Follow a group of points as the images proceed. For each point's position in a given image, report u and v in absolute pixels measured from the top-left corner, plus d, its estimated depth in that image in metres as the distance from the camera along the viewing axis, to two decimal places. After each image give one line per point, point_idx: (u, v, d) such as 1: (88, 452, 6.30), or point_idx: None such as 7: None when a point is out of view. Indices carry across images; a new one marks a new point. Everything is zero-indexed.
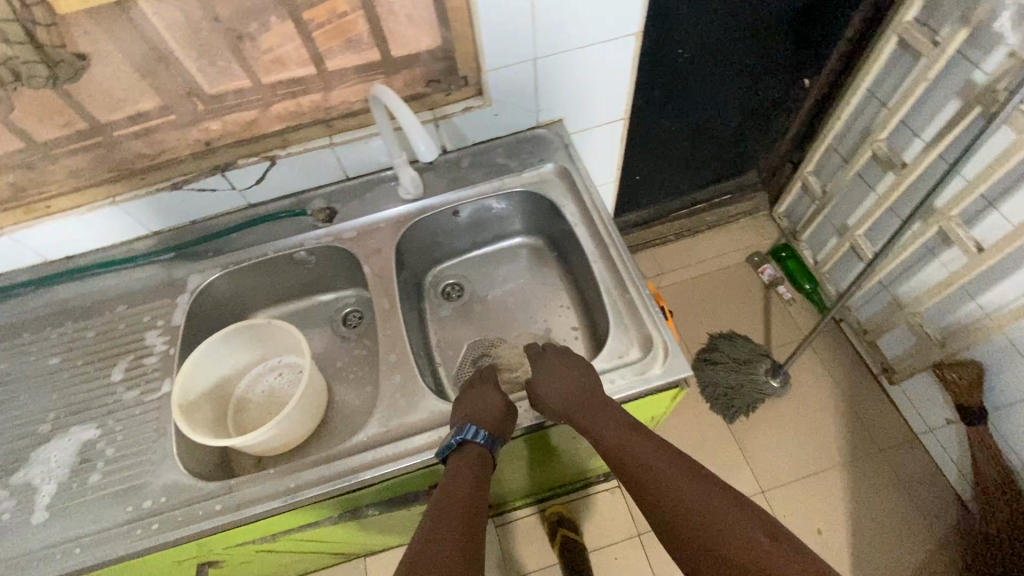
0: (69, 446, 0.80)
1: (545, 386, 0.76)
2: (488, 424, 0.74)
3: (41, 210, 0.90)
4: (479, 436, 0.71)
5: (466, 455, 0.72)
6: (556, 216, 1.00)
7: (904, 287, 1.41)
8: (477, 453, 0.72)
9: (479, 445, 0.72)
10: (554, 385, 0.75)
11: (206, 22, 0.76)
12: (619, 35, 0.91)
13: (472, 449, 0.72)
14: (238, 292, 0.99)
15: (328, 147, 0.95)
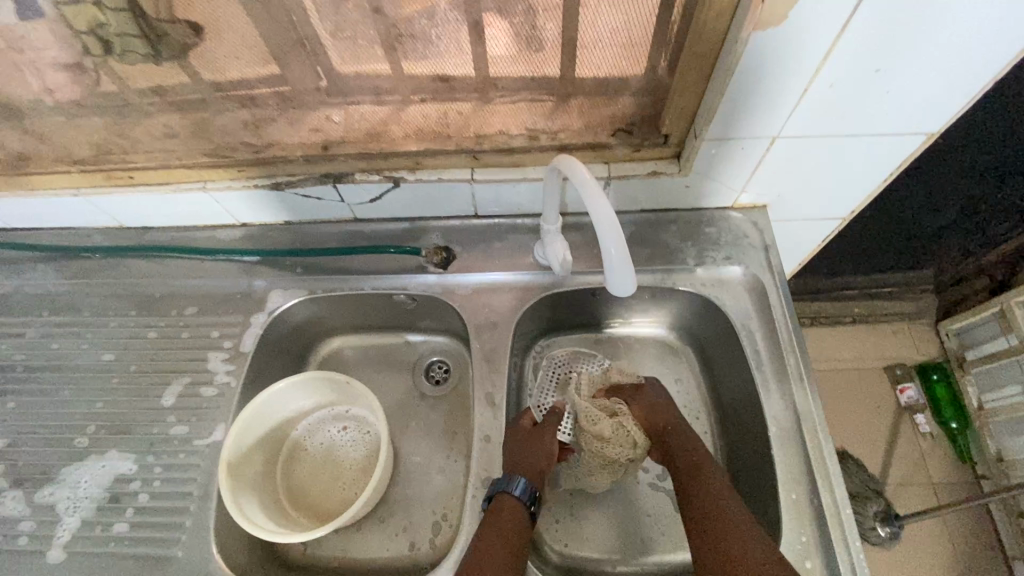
0: (103, 474, 0.69)
1: (658, 410, 0.75)
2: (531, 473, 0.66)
3: (124, 178, 0.75)
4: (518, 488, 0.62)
5: (505, 511, 0.61)
6: (727, 335, 0.75)
7: None
8: (518, 511, 0.62)
9: (517, 497, 0.62)
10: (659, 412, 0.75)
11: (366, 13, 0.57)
12: (941, 97, 0.60)
13: (511, 502, 0.62)
14: (321, 317, 0.84)
15: (466, 181, 0.74)
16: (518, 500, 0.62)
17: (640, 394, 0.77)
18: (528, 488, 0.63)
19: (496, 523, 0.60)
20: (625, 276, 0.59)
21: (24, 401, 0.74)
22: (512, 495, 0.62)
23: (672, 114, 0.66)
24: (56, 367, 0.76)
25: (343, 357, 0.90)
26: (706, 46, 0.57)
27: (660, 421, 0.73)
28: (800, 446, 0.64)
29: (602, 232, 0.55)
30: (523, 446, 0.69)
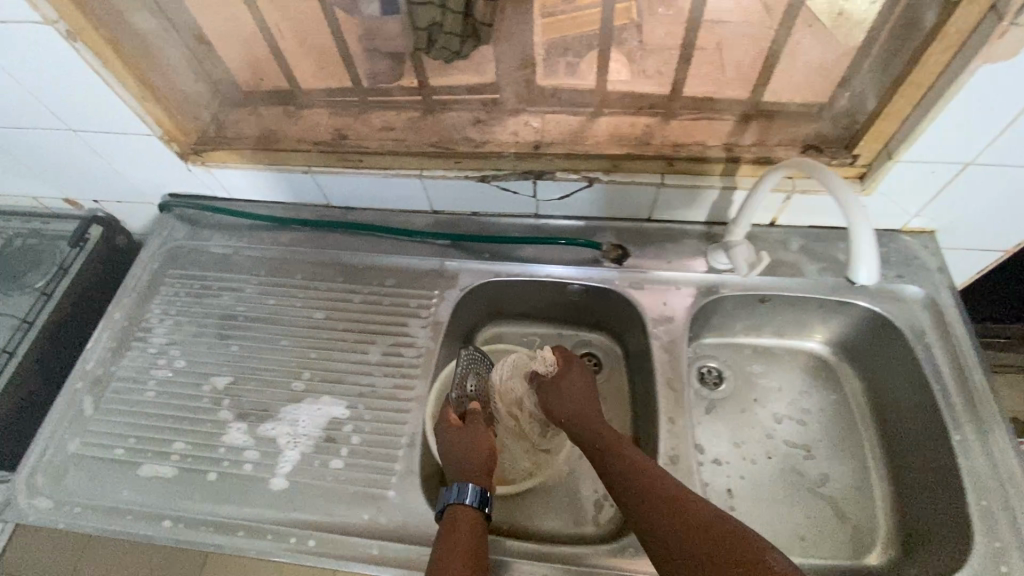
0: (318, 416, 0.78)
1: (562, 394, 0.76)
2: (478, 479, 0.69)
3: (353, 160, 0.85)
4: (463, 493, 0.66)
5: (462, 515, 0.64)
6: (900, 354, 0.79)
7: None
8: (472, 514, 0.64)
9: (471, 506, 0.65)
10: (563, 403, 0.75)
11: None
12: None
13: (463, 509, 0.64)
14: (495, 300, 0.92)
15: (655, 185, 0.81)
16: (472, 506, 0.65)
17: (572, 377, 0.78)
18: (479, 491, 0.66)
19: (454, 530, 0.62)
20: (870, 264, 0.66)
21: (245, 346, 0.84)
22: (466, 503, 0.65)
23: (867, 136, 0.72)
24: (272, 319, 0.86)
25: (501, 341, 0.97)
26: (923, 76, 0.64)
27: (565, 410, 0.74)
28: (991, 473, 0.67)
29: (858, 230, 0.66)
30: (462, 441, 0.72)
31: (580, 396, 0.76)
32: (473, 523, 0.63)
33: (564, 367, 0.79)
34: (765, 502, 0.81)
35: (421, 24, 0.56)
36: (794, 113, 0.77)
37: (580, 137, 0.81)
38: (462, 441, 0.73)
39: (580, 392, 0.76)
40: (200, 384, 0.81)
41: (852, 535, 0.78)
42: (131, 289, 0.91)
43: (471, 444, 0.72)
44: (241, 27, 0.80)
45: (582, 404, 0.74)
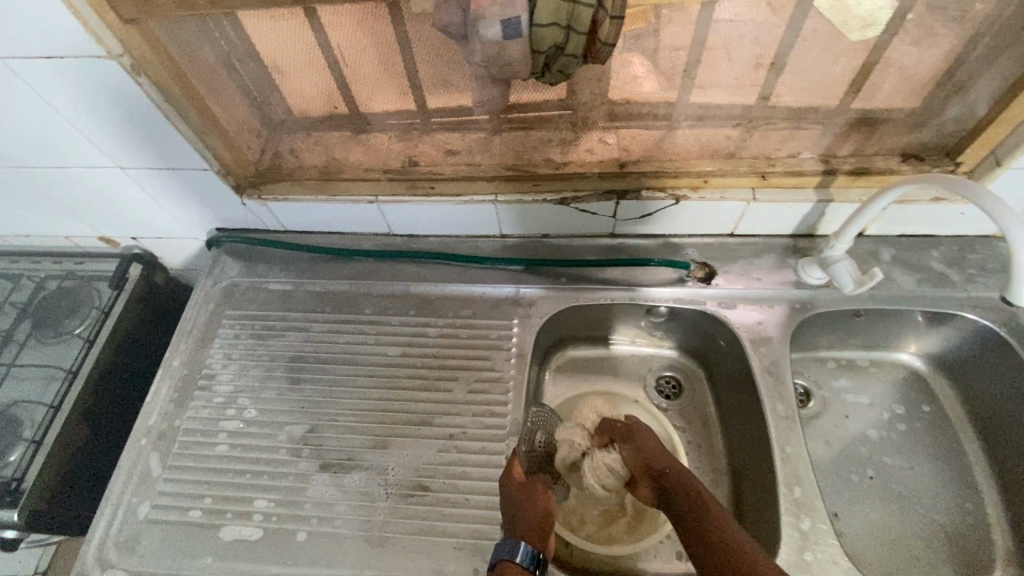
0: (406, 462, 0.72)
1: (595, 451, 0.70)
2: (531, 533, 0.61)
3: (424, 189, 0.81)
4: (519, 551, 0.58)
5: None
6: (1008, 365, 0.76)
7: None
8: None
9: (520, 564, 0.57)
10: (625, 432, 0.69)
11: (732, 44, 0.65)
12: None
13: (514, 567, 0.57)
14: (572, 323, 0.88)
15: (746, 200, 0.78)
16: (522, 566, 0.57)
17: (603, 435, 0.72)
18: (532, 551, 0.58)
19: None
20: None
21: (319, 389, 0.79)
22: (516, 562, 0.58)
23: (975, 143, 0.70)
24: (344, 360, 0.81)
25: (574, 367, 0.92)
26: None
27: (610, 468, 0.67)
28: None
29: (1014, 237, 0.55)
30: (516, 495, 0.64)
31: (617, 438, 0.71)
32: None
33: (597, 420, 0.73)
34: (874, 528, 0.77)
35: (541, 48, 0.52)
36: (896, 121, 0.73)
37: (667, 152, 0.78)
38: (519, 493, 0.64)
39: (612, 430, 0.70)
40: (275, 434, 0.76)
41: (979, 560, 0.74)
42: (187, 333, 0.85)
43: (529, 504, 0.63)
44: (291, 52, 0.69)
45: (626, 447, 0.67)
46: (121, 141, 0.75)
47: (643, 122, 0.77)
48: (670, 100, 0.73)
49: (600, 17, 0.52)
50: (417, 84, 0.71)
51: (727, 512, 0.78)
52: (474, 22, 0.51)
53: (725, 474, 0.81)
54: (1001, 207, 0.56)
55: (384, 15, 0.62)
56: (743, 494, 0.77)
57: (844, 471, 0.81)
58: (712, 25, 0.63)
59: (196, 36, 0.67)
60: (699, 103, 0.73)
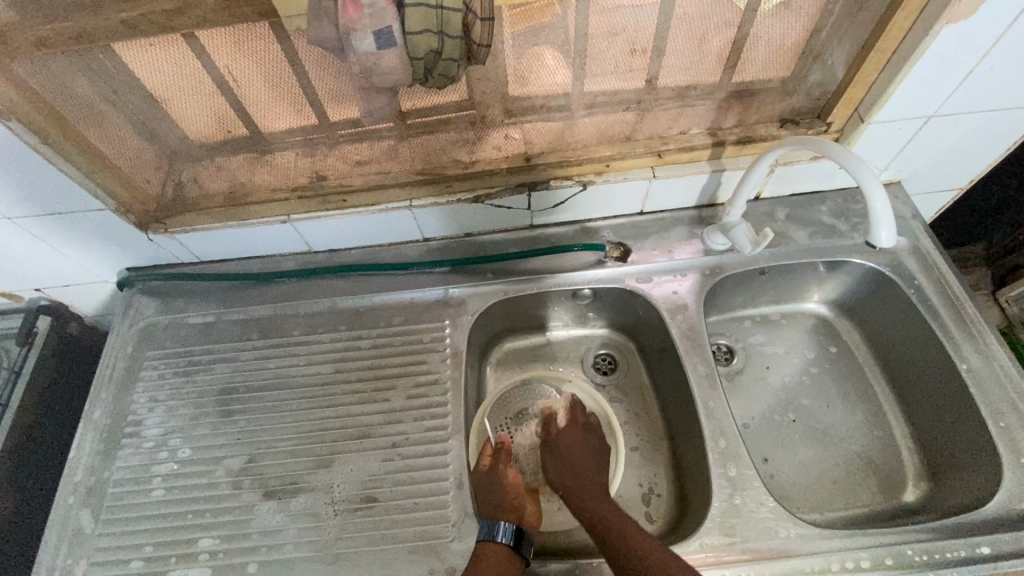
0: (351, 476, 0.72)
1: (561, 451, 0.77)
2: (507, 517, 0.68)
3: (337, 202, 0.82)
4: (500, 532, 0.65)
5: (491, 556, 0.63)
6: (895, 301, 0.84)
7: None
8: (502, 553, 0.63)
9: (503, 543, 0.64)
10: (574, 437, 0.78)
11: (609, 33, 0.68)
12: None
13: (496, 548, 0.64)
14: (505, 316, 0.90)
15: (648, 178, 0.83)
16: (506, 545, 0.64)
17: (567, 432, 0.79)
18: (511, 529, 0.65)
19: (483, 567, 0.62)
20: (878, 192, 0.59)
21: (254, 418, 0.77)
22: (496, 540, 0.64)
23: (839, 104, 0.77)
24: (277, 385, 0.80)
25: (512, 358, 0.94)
26: (888, 42, 0.69)
27: (567, 456, 0.76)
28: (1001, 392, 0.73)
29: (868, 191, 0.59)
30: (490, 484, 0.72)
31: (585, 442, 0.77)
32: (506, 559, 0.63)
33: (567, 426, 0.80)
34: (802, 465, 0.84)
35: (418, 54, 0.53)
36: (773, 90, 0.78)
37: (569, 141, 0.81)
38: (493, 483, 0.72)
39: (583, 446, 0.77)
40: (212, 470, 0.74)
41: (892, 479, 0.82)
42: (107, 381, 0.82)
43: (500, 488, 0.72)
44: (172, 78, 0.66)
45: (582, 468, 0.74)
46: (2, 190, 0.71)
47: (541, 115, 0.79)
48: (562, 91, 0.76)
49: (470, 21, 0.54)
50: (311, 99, 0.71)
51: (669, 474, 0.83)
52: (347, 34, 0.52)
53: (664, 439, 0.86)
54: (857, 163, 0.61)
55: (263, 35, 0.62)
56: (681, 455, 0.81)
57: (769, 418, 0.88)
58: (587, 18, 0.66)
59: (66, 72, 0.64)
60: (590, 91, 0.76)
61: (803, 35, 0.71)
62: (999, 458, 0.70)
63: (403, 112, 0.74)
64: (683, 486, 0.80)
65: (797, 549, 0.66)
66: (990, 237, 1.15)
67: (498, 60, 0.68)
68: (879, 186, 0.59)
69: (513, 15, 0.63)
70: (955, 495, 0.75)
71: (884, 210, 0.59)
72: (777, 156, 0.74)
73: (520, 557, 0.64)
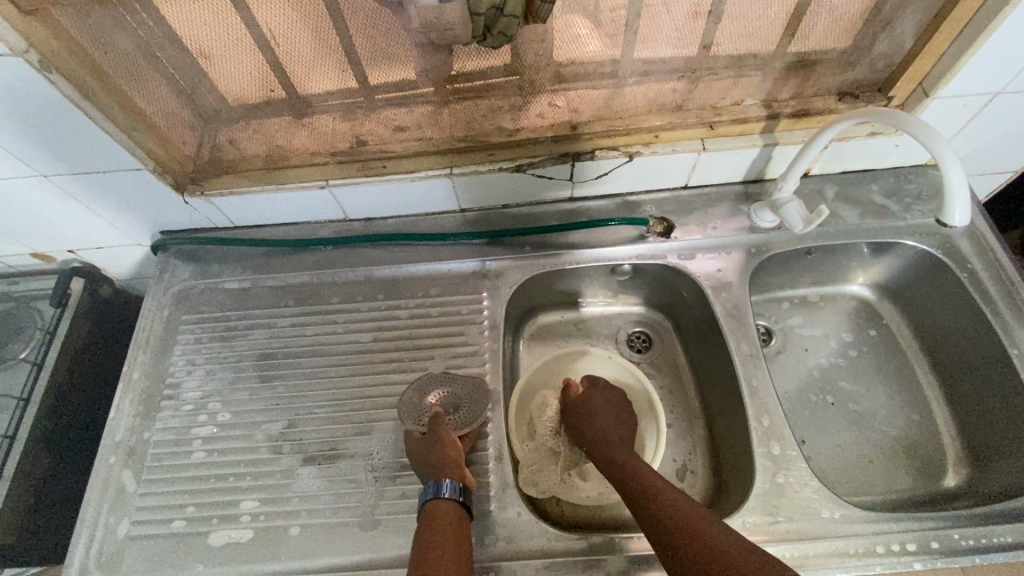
0: (391, 444, 0.72)
1: (586, 419, 0.74)
2: (450, 469, 0.65)
3: (376, 169, 0.80)
4: (445, 488, 0.63)
5: (441, 515, 0.62)
6: (946, 285, 0.81)
7: None
8: (450, 508, 0.62)
9: (451, 498, 0.63)
10: (598, 409, 0.75)
11: None
12: None
13: (445, 504, 0.62)
14: (540, 290, 0.89)
15: (696, 151, 0.80)
16: (450, 499, 0.63)
17: (590, 399, 0.76)
18: (458, 485, 0.64)
19: (435, 528, 0.60)
20: (955, 165, 0.56)
21: (291, 384, 0.77)
22: (443, 498, 0.63)
23: (904, 77, 0.73)
24: (314, 352, 0.79)
25: (549, 333, 0.93)
26: (964, 10, 0.65)
27: (595, 430, 0.72)
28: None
29: (944, 165, 0.56)
30: (423, 441, 0.68)
31: (608, 413, 0.74)
32: (455, 513, 0.62)
33: (588, 390, 0.77)
34: (839, 448, 0.83)
35: (479, 10, 0.51)
36: (834, 61, 0.75)
37: (614, 111, 0.78)
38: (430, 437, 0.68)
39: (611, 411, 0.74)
40: (250, 433, 0.74)
41: (932, 465, 0.80)
42: (144, 343, 0.82)
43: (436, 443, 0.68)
44: (215, 33, 0.64)
45: (606, 428, 0.72)
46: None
47: (588, 82, 0.76)
48: (613, 56, 0.73)
49: None
50: (355, 58, 0.69)
51: (705, 452, 0.82)
52: None
53: (700, 418, 0.85)
54: (932, 134, 0.58)
55: None
56: (718, 434, 0.81)
57: (806, 402, 0.86)
58: None
59: (109, 23, 0.62)
60: (642, 58, 0.73)
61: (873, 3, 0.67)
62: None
63: (447, 75, 0.72)
64: (720, 465, 0.79)
65: (839, 531, 0.65)
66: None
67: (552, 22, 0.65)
68: (954, 157, 0.56)
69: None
70: (999, 483, 0.74)
71: (960, 185, 0.56)
72: (838, 131, 0.71)
73: (464, 508, 0.64)
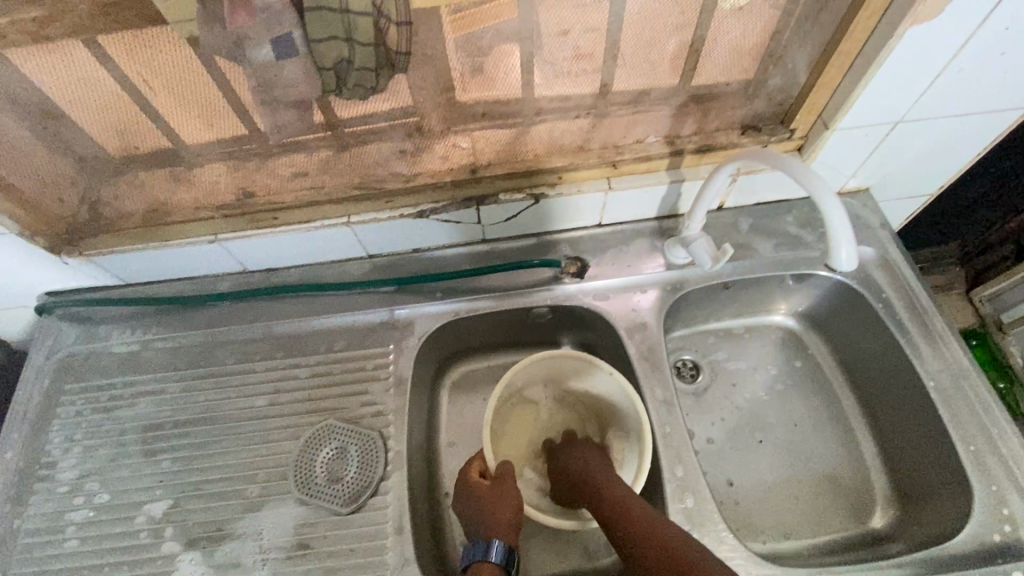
0: (284, 521, 0.67)
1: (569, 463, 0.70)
2: (502, 534, 0.63)
3: (268, 220, 0.75)
4: (494, 553, 0.61)
5: None
6: (863, 315, 0.79)
7: None
8: None
9: (495, 564, 0.60)
10: (585, 456, 0.69)
11: None
12: None
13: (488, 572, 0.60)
14: (456, 338, 0.84)
15: (603, 191, 0.78)
16: (496, 565, 0.60)
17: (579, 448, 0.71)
18: (504, 548, 0.61)
19: None
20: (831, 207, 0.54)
21: (179, 458, 0.71)
22: (490, 561, 0.60)
23: (802, 110, 0.72)
24: (206, 420, 0.74)
25: (473, 380, 0.88)
26: (851, 45, 0.63)
27: (582, 473, 0.67)
28: (964, 404, 0.70)
29: (822, 207, 0.55)
30: (488, 498, 0.65)
31: (590, 455, 0.69)
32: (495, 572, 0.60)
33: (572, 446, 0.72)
34: (768, 490, 0.80)
35: (327, 65, 0.48)
36: (733, 95, 0.73)
37: (514, 151, 0.75)
38: (491, 497, 0.65)
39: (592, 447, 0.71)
40: (132, 516, 0.68)
41: (858, 502, 0.78)
42: (19, 420, 0.75)
43: (497, 504, 0.65)
44: (61, 92, 0.59)
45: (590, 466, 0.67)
46: None
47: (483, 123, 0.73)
48: None
49: (385, 26, 0.47)
50: (224, 111, 0.64)
51: None
52: (239, 43, 0.46)
53: None
54: (809, 174, 0.57)
55: (158, 41, 0.55)
56: None
57: (734, 440, 0.83)
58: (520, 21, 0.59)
59: None
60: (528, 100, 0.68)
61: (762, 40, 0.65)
62: (963, 474, 0.66)
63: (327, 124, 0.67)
64: None
65: None
66: (965, 235, 1.16)
67: (427, 66, 0.61)
68: (831, 199, 0.55)
69: (455, 21, 0.59)
70: (923, 525, 0.71)
71: (839, 227, 0.54)
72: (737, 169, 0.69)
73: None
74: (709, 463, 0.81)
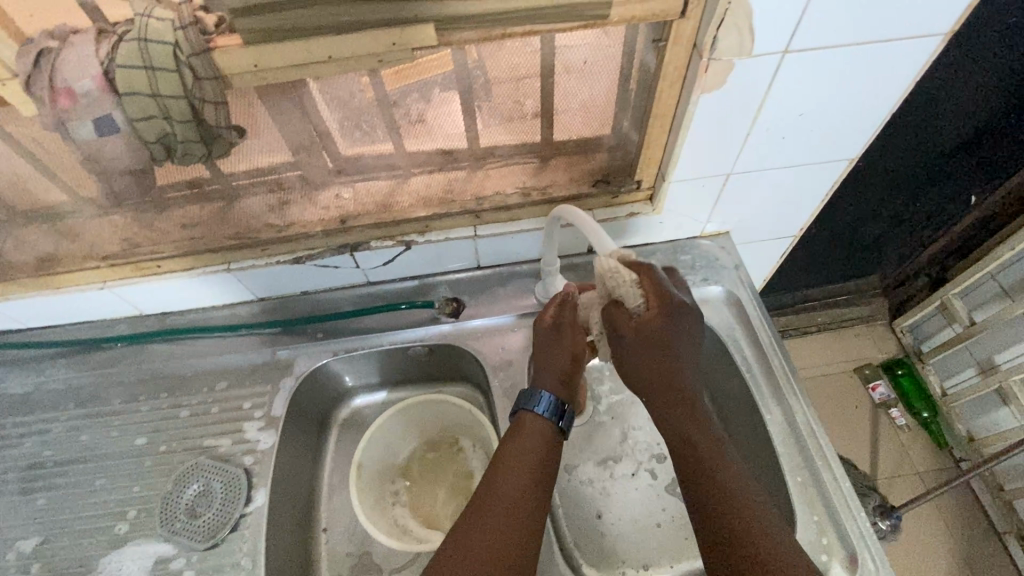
0: (145, 556, 0.70)
1: (638, 347, 0.61)
2: (554, 386, 0.70)
3: (152, 268, 0.81)
4: (546, 407, 0.68)
5: (529, 425, 0.67)
6: (719, 352, 0.84)
7: (979, 426, 1.41)
8: (540, 425, 0.67)
9: (544, 417, 0.67)
10: (681, 348, 0.60)
11: (380, 107, 0.67)
12: (857, 115, 0.70)
13: (535, 420, 0.67)
14: (340, 377, 0.89)
15: (470, 238, 0.84)
16: (545, 417, 0.68)
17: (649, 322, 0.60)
18: (553, 407, 0.68)
19: (515, 442, 0.65)
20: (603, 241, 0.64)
21: (55, 497, 0.75)
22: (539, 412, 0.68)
23: (642, 164, 0.78)
24: (86, 457, 0.78)
25: (361, 417, 0.92)
26: (664, 109, 0.69)
27: (664, 365, 0.59)
28: (791, 433, 0.75)
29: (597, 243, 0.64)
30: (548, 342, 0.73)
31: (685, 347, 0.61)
32: (540, 440, 0.66)
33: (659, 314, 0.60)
34: (632, 520, 0.84)
35: (149, 139, 0.55)
36: (578, 151, 0.79)
37: (379, 203, 0.80)
38: (548, 346, 0.73)
39: (643, 349, 0.60)
40: (3, 553, 0.72)
41: None
42: None
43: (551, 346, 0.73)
44: None
45: (675, 359, 0.60)
46: None
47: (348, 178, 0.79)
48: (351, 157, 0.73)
49: (198, 105, 0.54)
50: None
51: None
52: (64, 122, 0.53)
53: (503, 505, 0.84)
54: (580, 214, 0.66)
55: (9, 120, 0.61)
56: None
57: (607, 472, 0.87)
58: (350, 96, 0.64)
59: None
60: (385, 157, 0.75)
61: (588, 105, 0.72)
62: (788, 498, 0.70)
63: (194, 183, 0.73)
64: None
65: None
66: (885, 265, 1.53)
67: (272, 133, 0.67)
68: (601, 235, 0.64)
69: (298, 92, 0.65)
70: None
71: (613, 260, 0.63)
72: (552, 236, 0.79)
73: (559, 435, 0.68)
74: (580, 495, 0.85)
